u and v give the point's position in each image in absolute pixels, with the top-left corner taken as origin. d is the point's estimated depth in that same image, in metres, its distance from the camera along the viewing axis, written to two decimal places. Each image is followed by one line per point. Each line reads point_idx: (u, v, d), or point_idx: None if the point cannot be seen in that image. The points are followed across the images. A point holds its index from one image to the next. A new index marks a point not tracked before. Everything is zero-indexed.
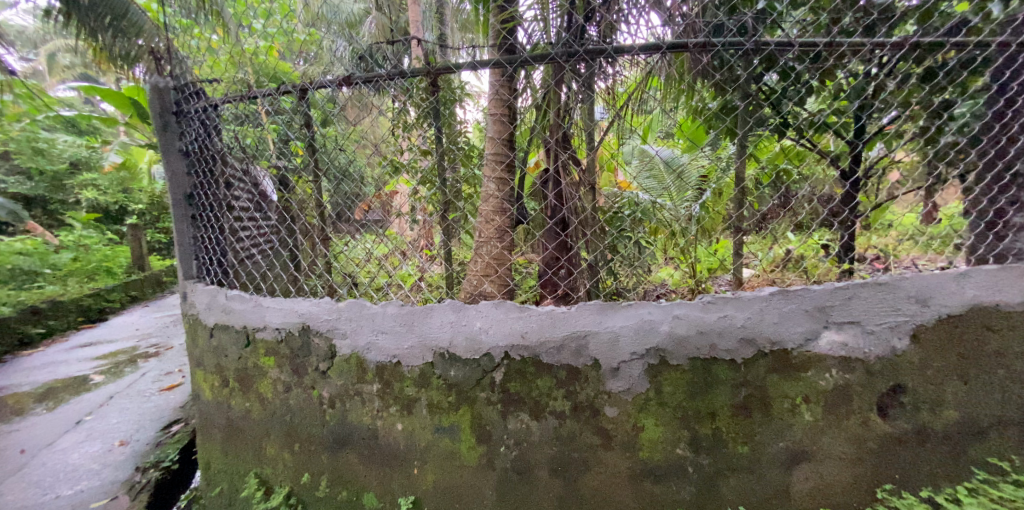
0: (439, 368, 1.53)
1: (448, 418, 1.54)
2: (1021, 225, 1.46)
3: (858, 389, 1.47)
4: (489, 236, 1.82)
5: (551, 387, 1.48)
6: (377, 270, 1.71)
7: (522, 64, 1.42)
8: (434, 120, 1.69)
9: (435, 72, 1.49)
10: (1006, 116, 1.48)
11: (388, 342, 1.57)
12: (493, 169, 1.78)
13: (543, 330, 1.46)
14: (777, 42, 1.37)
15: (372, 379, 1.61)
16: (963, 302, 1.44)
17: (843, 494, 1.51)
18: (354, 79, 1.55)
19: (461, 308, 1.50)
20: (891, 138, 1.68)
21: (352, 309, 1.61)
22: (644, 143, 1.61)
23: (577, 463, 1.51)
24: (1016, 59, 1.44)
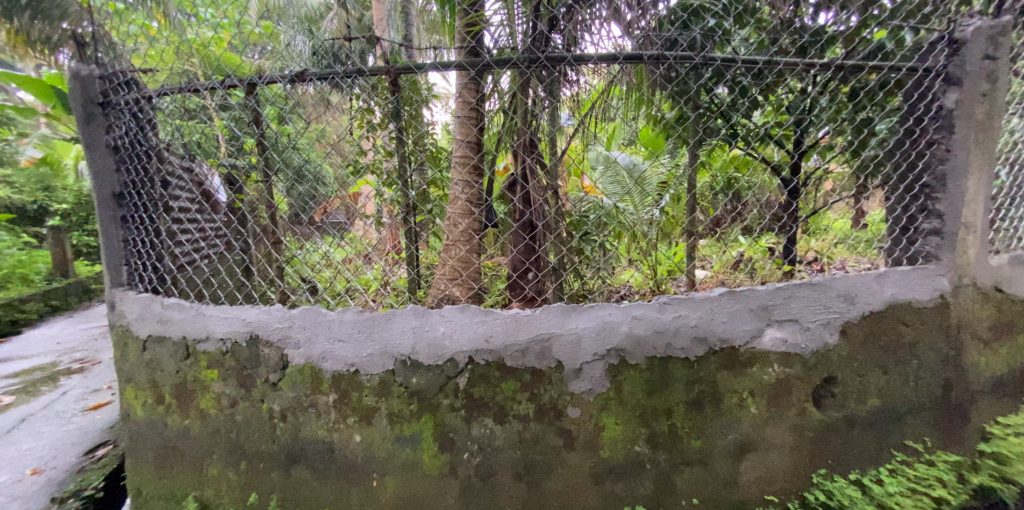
0: (401, 375, 1.49)
1: (409, 426, 1.51)
2: (929, 231, 1.67)
3: (797, 381, 1.60)
4: (455, 238, 1.82)
5: (515, 391, 1.49)
6: (337, 275, 1.65)
7: (485, 69, 1.40)
8: (396, 121, 1.57)
9: (396, 70, 1.43)
10: (915, 133, 1.68)
11: (346, 350, 1.51)
12: (460, 170, 1.78)
13: (508, 333, 1.46)
14: (723, 58, 1.44)
15: (329, 389, 1.54)
16: (882, 300, 1.62)
17: (784, 480, 1.64)
18: (308, 74, 1.43)
19: (424, 313, 1.48)
20: (824, 149, 1.94)
21: (307, 316, 1.54)
22: (608, 149, 1.77)
23: (540, 465, 1.52)
24: (921, 83, 1.65)
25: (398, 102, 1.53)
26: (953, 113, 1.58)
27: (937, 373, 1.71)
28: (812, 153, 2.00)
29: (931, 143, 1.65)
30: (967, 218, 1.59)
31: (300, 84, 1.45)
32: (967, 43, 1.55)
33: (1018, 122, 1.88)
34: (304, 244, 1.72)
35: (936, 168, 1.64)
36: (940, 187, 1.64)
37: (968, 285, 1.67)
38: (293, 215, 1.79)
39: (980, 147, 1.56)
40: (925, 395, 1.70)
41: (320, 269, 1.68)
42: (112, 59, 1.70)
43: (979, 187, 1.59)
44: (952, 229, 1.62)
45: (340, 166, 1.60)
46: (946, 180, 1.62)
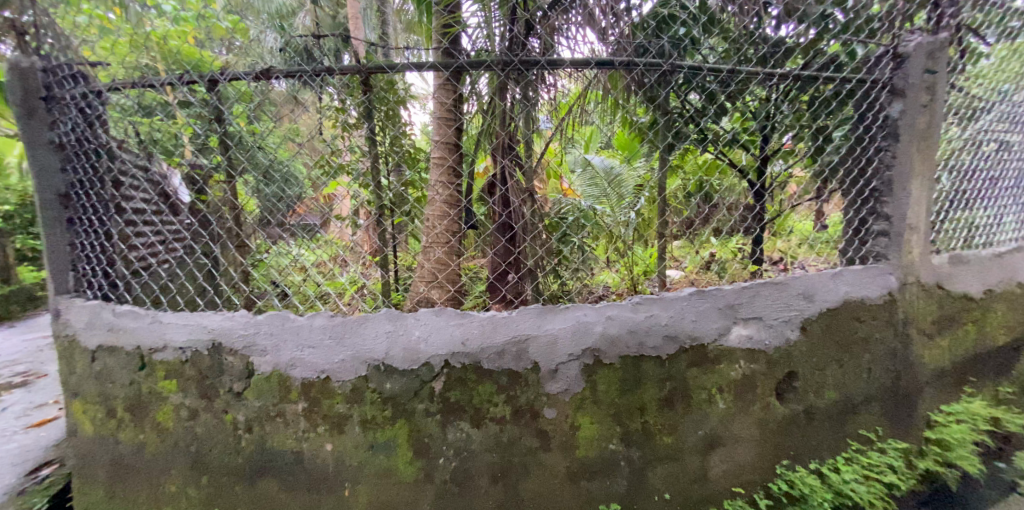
0: (374, 381, 1.45)
1: (383, 433, 1.48)
2: (879, 232, 1.81)
3: (761, 377, 1.69)
4: (435, 241, 1.73)
5: (492, 393, 1.48)
6: (306, 279, 1.57)
7: (458, 71, 1.40)
8: (368, 122, 1.57)
9: (368, 69, 1.39)
10: (864, 140, 1.80)
11: (315, 357, 1.46)
12: (440, 173, 1.69)
13: (484, 336, 1.46)
14: (690, 65, 1.49)
15: (298, 397, 1.48)
16: (838, 297, 1.74)
17: (748, 471, 1.72)
18: (274, 72, 1.38)
19: (398, 316, 1.45)
20: (789, 155, 2.05)
21: (273, 322, 1.48)
22: (586, 152, 1.82)
23: (516, 467, 1.52)
24: (869, 93, 1.78)
25: (371, 100, 1.51)
26: (897, 123, 1.73)
27: (883, 365, 1.85)
28: (778, 158, 2.10)
29: (880, 150, 1.78)
30: (910, 221, 1.75)
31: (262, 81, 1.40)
32: (910, 57, 1.70)
33: (957, 131, 2.05)
34: (276, 244, 1.65)
35: (884, 173, 1.79)
36: (888, 190, 1.78)
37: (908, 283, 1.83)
38: (262, 214, 1.71)
39: (919, 154, 1.73)
40: (872, 386, 1.84)
41: (290, 271, 1.63)
42: (62, 49, 1.60)
43: (920, 193, 1.76)
44: (898, 230, 1.76)
45: (311, 166, 1.54)
46: (892, 185, 1.77)
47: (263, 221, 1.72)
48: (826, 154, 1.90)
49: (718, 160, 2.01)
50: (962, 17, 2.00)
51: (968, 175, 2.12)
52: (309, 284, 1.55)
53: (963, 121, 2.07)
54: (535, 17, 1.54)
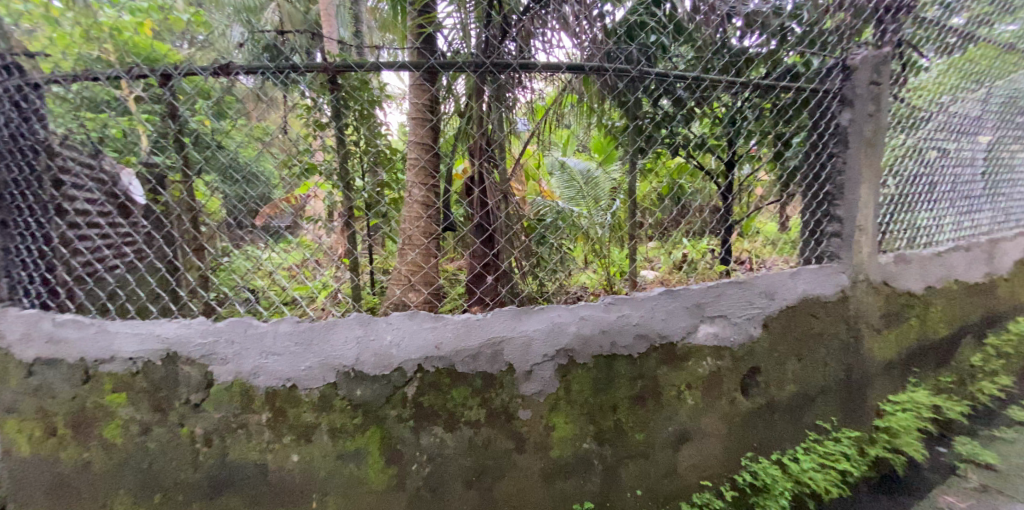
0: (343, 388, 1.40)
1: (354, 441, 1.43)
2: (832, 233, 1.99)
3: (727, 372, 1.77)
4: (414, 244, 1.66)
5: (467, 396, 1.47)
6: (269, 284, 1.50)
7: (429, 71, 1.38)
8: (336, 121, 1.49)
9: (335, 69, 1.34)
10: (817, 146, 1.96)
11: (280, 365, 1.38)
12: (421, 175, 1.63)
13: (458, 339, 1.44)
14: (657, 72, 1.59)
15: (261, 407, 1.40)
16: (796, 295, 1.87)
17: (715, 464, 1.79)
18: (232, 67, 1.31)
19: (369, 321, 1.40)
20: (755, 159, 2.06)
21: (234, 329, 1.39)
22: (563, 155, 1.84)
23: (491, 470, 1.52)
24: (822, 103, 1.93)
25: (338, 99, 1.46)
26: (847, 130, 1.92)
27: (835, 358, 1.98)
28: (745, 162, 2.07)
29: (832, 156, 1.97)
30: (859, 223, 1.93)
31: (223, 78, 1.33)
32: (857, 69, 1.89)
33: (902, 138, 2.22)
34: (240, 248, 1.53)
35: (835, 178, 1.98)
36: (839, 193, 1.97)
37: (855, 282, 1.98)
38: (224, 224, 1.54)
39: (865, 162, 1.93)
40: (825, 379, 1.97)
41: (251, 278, 1.52)
42: None
43: (867, 195, 1.96)
44: (849, 233, 1.94)
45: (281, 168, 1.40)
46: (843, 188, 1.96)
47: (227, 231, 1.54)
48: (789, 160, 2.00)
49: (692, 165, 2.08)
50: (902, 35, 2.17)
51: (910, 180, 2.29)
52: (273, 287, 1.51)
53: (905, 130, 2.23)
54: (510, 21, 1.56)
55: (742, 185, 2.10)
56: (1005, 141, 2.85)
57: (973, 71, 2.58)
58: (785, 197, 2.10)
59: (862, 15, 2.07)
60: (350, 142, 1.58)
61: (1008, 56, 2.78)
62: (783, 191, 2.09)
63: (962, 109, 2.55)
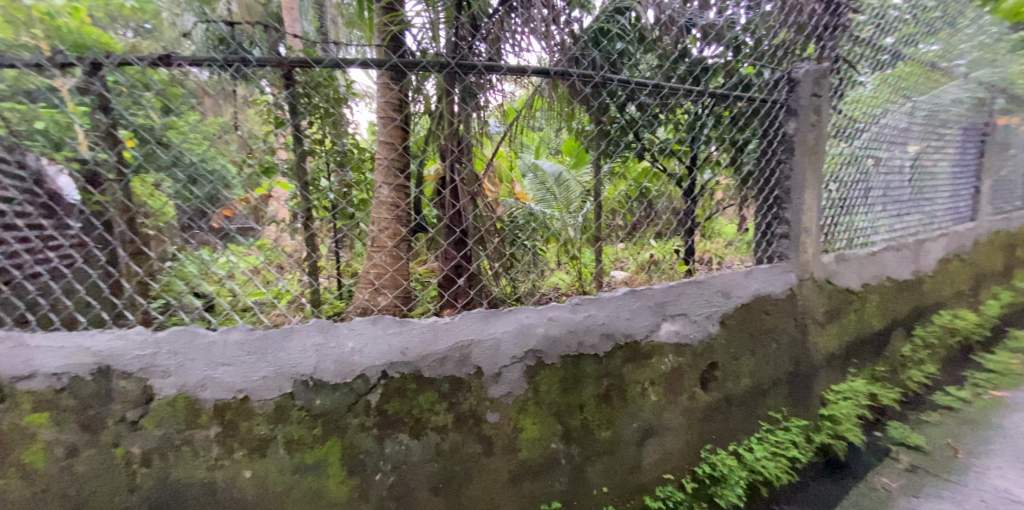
0: (301, 398, 1.28)
1: (311, 454, 1.31)
2: (782, 234, 2.17)
3: (687, 368, 1.85)
4: (382, 244, 1.59)
5: (434, 402, 1.42)
6: (218, 290, 1.32)
7: (392, 69, 1.34)
8: (292, 118, 1.41)
9: (290, 63, 1.26)
10: (767, 150, 2.14)
11: (232, 376, 1.23)
12: (389, 176, 1.59)
13: (425, 343, 1.39)
14: (619, 80, 1.68)
15: (208, 421, 1.23)
16: (749, 292, 1.99)
17: (677, 458, 1.85)
18: (174, 59, 1.18)
19: (328, 327, 1.30)
20: (715, 163, 2.11)
21: (178, 339, 1.21)
22: (536, 159, 1.86)
23: (459, 475, 1.48)
24: (769, 114, 2.11)
25: (294, 96, 1.38)
26: (793, 139, 2.13)
27: (784, 352, 2.12)
28: (706, 167, 2.12)
29: (781, 162, 2.17)
30: (804, 225, 2.14)
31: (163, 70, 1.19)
32: (801, 82, 2.11)
33: (843, 146, 2.42)
34: (179, 258, 1.30)
35: (783, 182, 2.18)
36: (787, 198, 2.16)
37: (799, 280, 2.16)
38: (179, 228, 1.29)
39: (810, 168, 2.14)
40: (775, 372, 2.10)
41: (197, 284, 1.30)
42: None
43: (810, 199, 2.16)
44: (796, 233, 2.14)
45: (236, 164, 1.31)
46: (790, 193, 2.16)
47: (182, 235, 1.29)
48: (745, 164, 2.12)
49: (655, 167, 2.02)
50: (838, 51, 2.38)
51: (848, 186, 2.49)
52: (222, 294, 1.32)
53: (843, 139, 2.42)
54: (479, 23, 1.55)
55: (704, 188, 2.12)
56: (929, 150, 3.15)
57: (901, 87, 2.84)
58: (742, 199, 2.17)
59: (804, 30, 2.22)
60: (316, 142, 1.49)
61: (930, 74, 3.08)
62: (740, 194, 2.16)
63: (892, 122, 2.79)
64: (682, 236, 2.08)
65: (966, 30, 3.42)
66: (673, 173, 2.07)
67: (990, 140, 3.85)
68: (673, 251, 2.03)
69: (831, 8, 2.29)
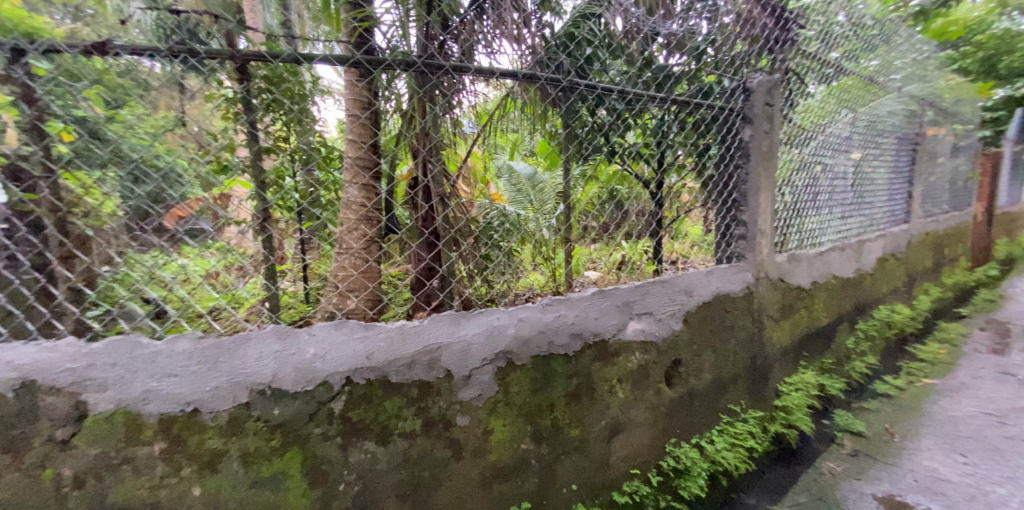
0: (258, 408, 1.15)
1: (269, 467, 1.18)
2: (739, 235, 2.28)
3: (653, 365, 1.90)
4: (352, 246, 1.54)
5: (401, 407, 1.35)
6: (165, 297, 1.12)
7: (354, 66, 1.28)
8: (247, 113, 1.28)
9: (244, 56, 1.17)
10: (726, 155, 2.25)
11: (181, 387, 1.07)
12: (358, 175, 1.53)
13: (393, 348, 1.32)
14: (585, 84, 1.71)
15: (153, 437, 1.05)
16: (710, 291, 2.07)
17: (643, 452, 1.90)
18: (111, 47, 1.02)
19: (289, 333, 1.19)
20: (680, 168, 2.20)
21: (116, 350, 1.01)
22: (510, 159, 1.80)
23: (427, 481, 1.42)
24: (728, 122, 2.22)
25: (248, 92, 1.25)
26: (749, 145, 2.26)
27: (743, 347, 2.23)
28: (673, 172, 2.20)
29: (738, 167, 2.28)
30: (760, 227, 2.25)
31: (98, 58, 1.01)
32: (755, 91, 2.25)
33: (794, 152, 2.58)
34: (118, 264, 1.08)
35: (741, 186, 2.29)
36: (744, 200, 2.28)
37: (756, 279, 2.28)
38: (127, 225, 1.06)
39: (764, 172, 2.27)
40: (734, 367, 2.20)
41: (138, 290, 1.10)
42: None
43: (765, 203, 2.28)
44: (752, 234, 2.25)
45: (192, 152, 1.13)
46: (747, 196, 2.28)
47: (128, 235, 1.07)
48: (707, 169, 2.21)
49: (624, 171, 2.03)
50: (788, 64, 2.54)
51: (799, 190, 2.67)
52: (171, 300, 1.11)
53: (794, 146, 2.58)
54: (450, 22, 1.53)
55: (671, 191, 2.21)
56: (869, 158, 3.41)
57: (844, 99, 3.07)
58: (706, 203, 2.27)
59: (757, 43, 2.36)
60: (278, 138, 1.44)
61: (869, 87, 3.34)
62: (704, 196, 2.26)
63: (836, 132, 2.99)
64: (651, 237, 2.14)
65: (899, 50, 3.74)
66: (641, 177, 2.12)
67: (921, 148, 4.22)
68: (642, 251, 2.09)
69: (781, 23, 2.44)
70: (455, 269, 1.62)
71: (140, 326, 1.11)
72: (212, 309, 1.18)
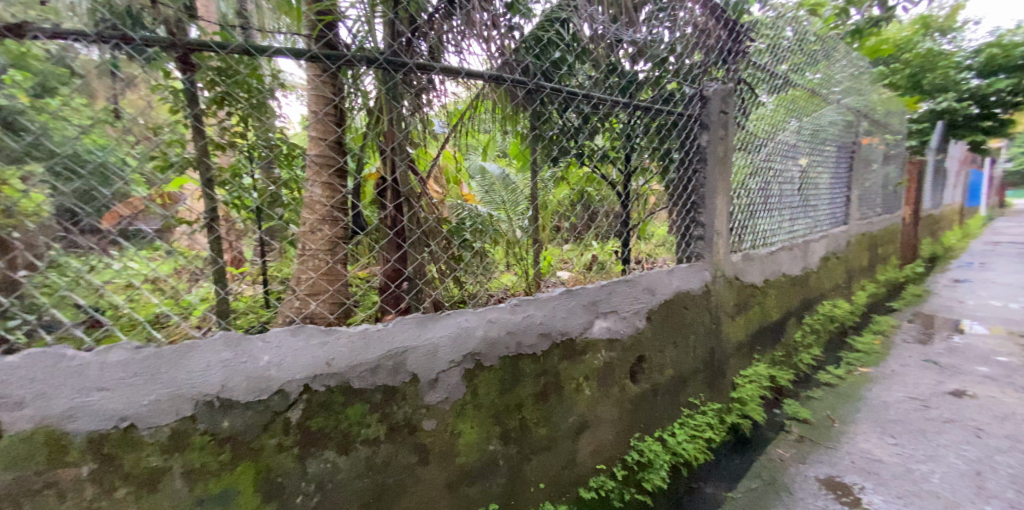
0: (203, 421, 1.06)
1: (217, 483, 1.09)
2: (698, 236, 2.39)
3: (618, 362, 1.95)
4: (315, 248, 1.46)
5: (363, 414, 1.30)
6: (97, 304, 0.98)
7: (312, 60, 1.25)
8: (191, 106, 1.16)
9: (185, 45, 1.08)
10: (687, 158, 2.35)
11: (113, 402, 0.95)
12: (320, 173, 1.43)
13: (354, 354, 1.27)
14: (550, 87, 1.75)
15: (81, 457, 0.93)
16: (671, 290, 2.15)
17: (608, 448, 1.94)
18: (27, 29, 0.90)
19: (239, 341, 1.11)
20: (649, 173, 2.26)
21: (35, 364, 0.87)
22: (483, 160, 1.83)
23: (392, 489, 1.38)
24: (685, 127, 2.32)
25: (193, 83, 1.14)
26: (706, 149, 2.37)
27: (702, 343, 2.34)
28: (641, 176, 2.25)
29: (697, 171, 2.40)
30: (717, 227, 2.37)
31: (12, 41, 0.88)
32: (710, 99, 2.36)
33: (747, 157, 2.74)
34: (41, 269, 0.91)
35: (699, 189, 2.39)
36: (702, 202, 2.38)
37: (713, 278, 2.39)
38: (52, 225, 0.92)
39: (720, 176, 2.39)
40: (693, 362, 2.29)
41: (66, 298, 0.94)
42: None
43: (721, 205, 2.41)
44: (710, 235, 2.37)
45: (128, 143, 1.01)
46: (704, 198, 2.39)
47: (53, 236, 0.93)
48: (669, 172, 2.30)
49: (596, 174, 2.08)
50: (741, 74, 2.68)
51: (753, 193, 2.83)
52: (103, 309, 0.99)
53: (747, 152, 2.73)
54: (417, 19, 1.48)
55: (639, 194, 2.27)
56: (812, 164, 3.67)
57: (791, 109, 3.28)
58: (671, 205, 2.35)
59: (712, 53, 2.48)
60: (235, 136, 1.27)
61: (812, 99, 3.59)
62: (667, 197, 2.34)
63: (784, 140, 3.19)
64: (621, 239, 2.19)
65: (838, 65, 4.05)
66: (609, 179, 2.16)
67: (857, 156, 4.59)
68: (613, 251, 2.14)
69: (734, 36, 2.58)
70: (426, 271, 1.60)
71: (66, 337, 0.97)
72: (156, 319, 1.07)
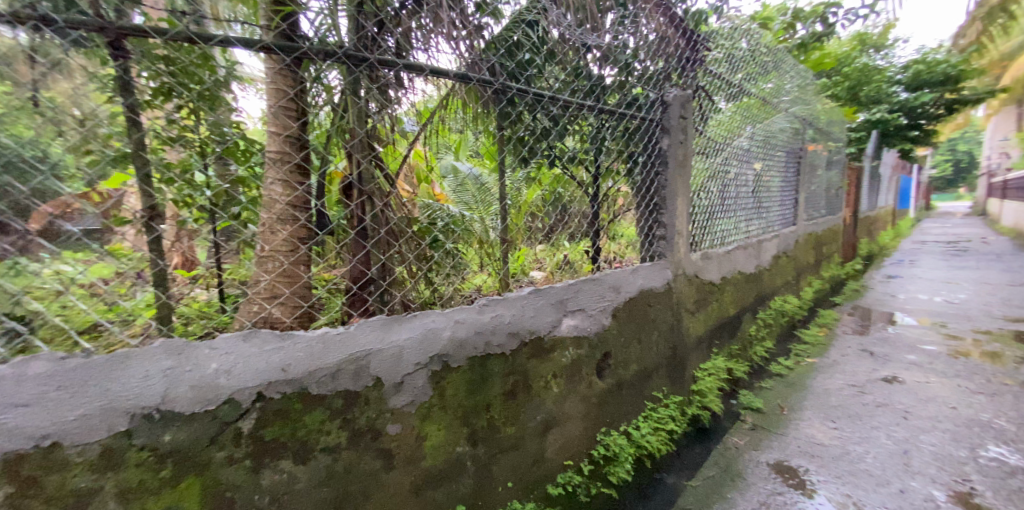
0: (141, 436, 0.97)
1: (158, 502, 1.00)
2: (660, 235, 2.48)
3: (584, 359, 1.98)
4: (275, 249, 1.36)
5: (323, 420, 1.24)
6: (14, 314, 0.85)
7: (264, 51, 1.18)
8: (125, 96, 1.02)
9: (121, 29, 0.98)
10: (649, 161, 2.43)
11: (32, 420, 0.84)
12: (280, 169, 1.35)
13: (313, 358, 1.21)
14: (517, 87, 1.75)
15: None
16: (635, 288, 2.21)
17: (576, 444, 1.97)
18: None
19: (184, 348, 1.02)
20: (615, 174, 2.30)
21: None
22: (455, 160, 1.83)
23: (355, 497, 1.32)
24: (648, 130, 2.39)
25: (128, 71, 1.02)
26: (666, 152, 2.46)
27: (664, 338, 2.42)
28: (609, 178, 2.30)
29: (659, 173, 2.48)
30: (678, 228, 2.46)
31: None
32: (670, 104, 2.45)
33: (705, 160, 2.86)
34: None
35: (661, 191, 2.48)
36: (664, 204, 2.46)
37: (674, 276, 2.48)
38: None
39: (680, 178, 2.49)
40: (656, 357, 2.37)
41: None
42: None
43: (681, 206, 2.50)
44: (671, 235, 2.46)
45: (49, 131, 0.90)
46: (666, 199, 2.47)
47: None
48: (634, 174, 2.37)
49: (566, 175, 2.10)
50: (698, 82, 2.80)
51: (711, 195, 2.95)
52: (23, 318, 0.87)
53: (706, 156, 2.85)
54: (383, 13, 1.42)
55: (607, 195, 2.33)
56: (764, 169, 3.89)
57: (745, 116, 3.46)
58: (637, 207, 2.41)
59: (672, 60, 2.57)
60: (183, 129, 1.14)
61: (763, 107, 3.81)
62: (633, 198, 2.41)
63: (739, 145, 3.36)
64: (591, 239, 2.22)
65: (786, 76, 4.31)
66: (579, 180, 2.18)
67: (802, 162, 4.92)
68: (581, 250, 2.16)
69: (691, 44, 2.69)
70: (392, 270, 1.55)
71: None
72: (87, 328, 0.95)
